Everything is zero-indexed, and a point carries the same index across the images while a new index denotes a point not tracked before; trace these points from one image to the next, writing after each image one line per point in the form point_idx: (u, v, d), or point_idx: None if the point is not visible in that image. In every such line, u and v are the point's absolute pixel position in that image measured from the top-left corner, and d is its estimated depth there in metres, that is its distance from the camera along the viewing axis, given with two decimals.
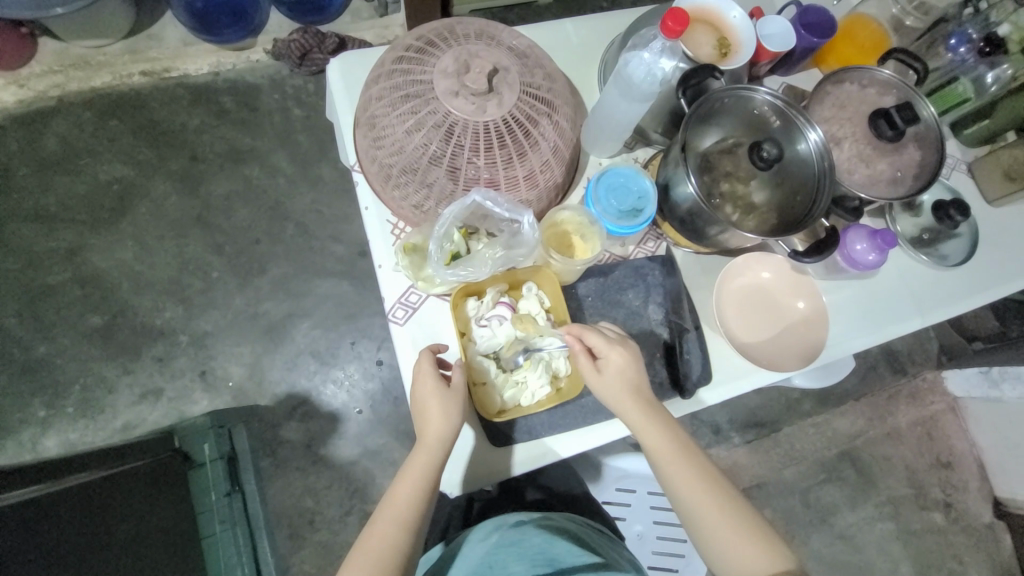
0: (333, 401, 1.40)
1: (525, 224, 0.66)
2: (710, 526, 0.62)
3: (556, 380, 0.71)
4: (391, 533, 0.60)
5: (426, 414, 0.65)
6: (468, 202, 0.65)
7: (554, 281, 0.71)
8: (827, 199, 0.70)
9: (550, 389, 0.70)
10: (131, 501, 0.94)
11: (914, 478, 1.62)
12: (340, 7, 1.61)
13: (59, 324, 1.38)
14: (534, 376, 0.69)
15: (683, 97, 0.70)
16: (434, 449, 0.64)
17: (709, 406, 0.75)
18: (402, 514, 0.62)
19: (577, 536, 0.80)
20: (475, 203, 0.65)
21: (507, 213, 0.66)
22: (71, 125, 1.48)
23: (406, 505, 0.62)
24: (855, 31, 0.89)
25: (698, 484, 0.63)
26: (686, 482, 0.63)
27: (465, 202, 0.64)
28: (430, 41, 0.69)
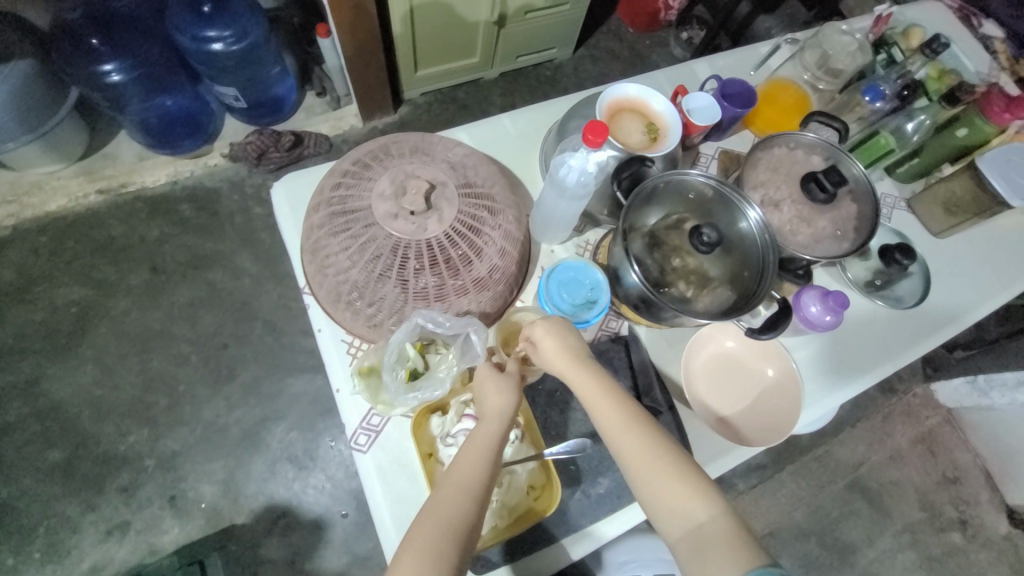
0: (315, 506, 1.32)
1: (470, 335, 0.65)
2: (642, 476, 0.56)
3: (531, 493, 0.67)
4: (456, 502, 0.51)
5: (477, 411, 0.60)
6: (411, 325, 0.64)
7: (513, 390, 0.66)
8: (774, 272, 0.70)
9: (527, 501, 0.67)
10: None
11: (925, 499, 1.58)
12: (293, 106, 1.66)
13: (18, 464, 1.29)
14: (509, 489, 0.66)
15: (619, 189, 0.72)
16: (496, 421, 0.58)
17: None
18: (468, 484, 0.52)
19: None
20: (420, 324, 0.65)
21: (451, 328, 0.65)
22: (26, 252, 1.46)
23: (470, 474, 0.53)
24: (775, 95, 0.94)
25: (626, 427, 0.58)
26: (612, 427, 0.58)
27: (408, 327, 0.64)
28: (366, 163, 0.70)
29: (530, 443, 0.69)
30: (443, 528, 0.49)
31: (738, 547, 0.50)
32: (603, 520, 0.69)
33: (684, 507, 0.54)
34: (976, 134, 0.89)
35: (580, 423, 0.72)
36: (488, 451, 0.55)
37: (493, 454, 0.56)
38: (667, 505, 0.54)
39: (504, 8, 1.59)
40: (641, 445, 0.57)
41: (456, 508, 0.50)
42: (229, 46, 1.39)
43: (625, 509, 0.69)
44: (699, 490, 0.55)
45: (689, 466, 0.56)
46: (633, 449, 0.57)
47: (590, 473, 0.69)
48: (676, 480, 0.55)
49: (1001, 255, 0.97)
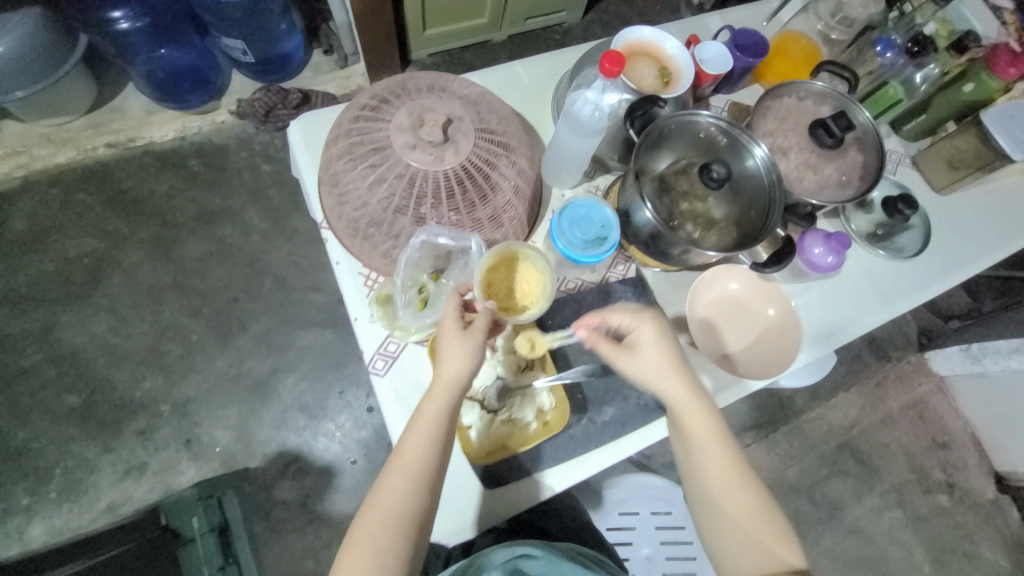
0: (326, 453, 1.37)
1: (473, 248, 0.67)
2: (721, 511, 0.65)
3: (542, 414, 0.71)
4: (403, 492, 0.59)
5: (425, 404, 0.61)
6: (416, 246, 0.66)
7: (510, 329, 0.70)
8: (780, 209, 0.73)
9: (537, 424, 0.70)
10: None
11: (914, 462, 1.63)
12: (301, 63, 1.65)
13: (40, 406, 1.34)
14: (520, 412, 0.70)
15: (632, 128, 0.74)
16: (444, 401, 0.60)
17: None
18: (414, 474, 0.59)
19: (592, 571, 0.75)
20: (427, 245, 0.66)
21: (457, 244, 0.67)
22: (37, 204, 1.47)
23: (418, 460, 0.59)
24: (784, 48, 0.95)
25: (718, 469, 0.65)
26: (711, 459, 0.65)
27: (414, 248, 0.65)
28: (384, 98, 0.71)
29: (541, 371, 0.72)
30: (387, 517, 0.58)
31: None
32: (607, 445, 0.72)
33: (753, 541, 0.63)
34: (982, 89, 0.91)
35: (587, 357, 0.76)
36: (435, 435, 0.60)
37: (441, 437, 0.60)
38: (738, 539, 0.63)
39: None
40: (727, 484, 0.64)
41: (403, 493, 0.58)
42: None
43: (628, 434, 0.73)
44: (772, 531, 0.63)
45: (766, 509, 0.64)
46: (721, 489, 0.64)
47: (596, 401, 0.73)
48: (753, 521, 0.63)
49: (1001, 212, 0.99)
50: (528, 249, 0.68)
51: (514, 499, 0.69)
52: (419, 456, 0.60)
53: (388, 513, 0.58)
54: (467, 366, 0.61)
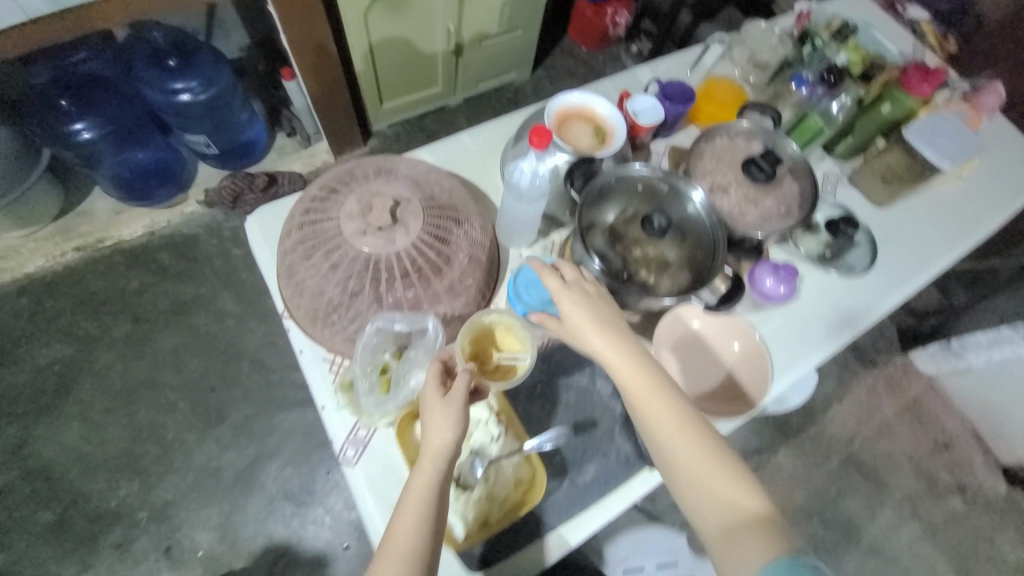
0: (316, 541, 1.30)
1: (429, 328, 0.68)
2: (690, 473, 0.59)
3: (520, 483, 0.68)
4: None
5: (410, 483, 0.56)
6: (373, 332, 0.67)
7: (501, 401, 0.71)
8: (725, 247, 0.75)
9: (516, 494, 0.67)
10: None
11: (919, 467, 1.61)
12: (265, 147, 1.70)
13: (8, 531, 1.26)
14: (497, 485, 0.67)
15: (573, 187, 0.77)
16: (434, 471, 0.56)
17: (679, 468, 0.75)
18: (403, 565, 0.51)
19: None
20: (380, 329, 0.67)
21: (409, 326, 0.68)
22: (4, 316, 1.45)
23: (410, 543, 0.52)
24: (711, 91, 1.01)
25: (671, 420, 0.60)
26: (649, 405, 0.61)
27: (369, 334, 0.67)
28: (334, 188, 0.73)
29: (515, 438, 0.70)
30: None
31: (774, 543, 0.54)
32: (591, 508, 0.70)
33: (724, 500, 0.57)
34: (900, 108, 0.96)
35: (562, 415, 0.75)
36: (427, 511, 0.54)
37: (433, 512, 0.55)
38: (708, 498, 0.57)
39: (460, 38, 1.67)
40: (683, 439, 0.59)
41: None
42: (197, 95, 1.44)
43: (612, 493, 0.71)
44: (739, 483, 0.58)
45: (728, 460, 0.59)
46: (681, 446, 0.59)
47: (575, 462, 0.72)
48: (722, 477, 0.58)
49: (943, 217, 1.03)
50: (510, 318, 0.70)
51: None
52: (408, 540, 0.53)
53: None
54: (454, 432, 0.58)
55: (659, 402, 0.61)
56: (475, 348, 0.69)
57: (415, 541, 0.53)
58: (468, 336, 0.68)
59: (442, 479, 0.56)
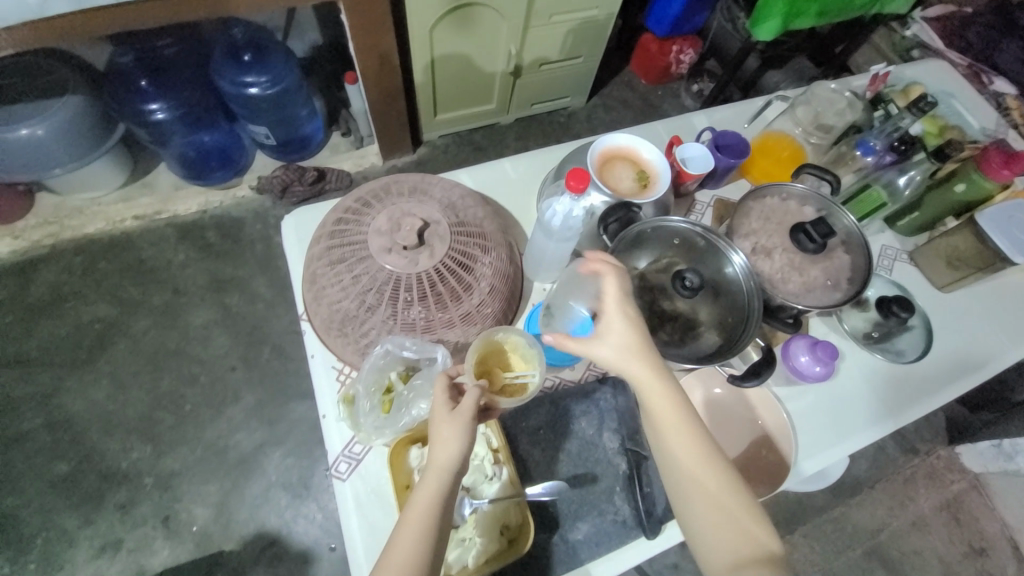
0: (304, 536, 1.30)
1: (437, 358, 0.66)
2: (693, 491, 0.58)
3: (507, 531, 0.65)
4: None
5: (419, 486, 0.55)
6: (381, 354, 0.66)
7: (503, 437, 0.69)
8: (759, 317, 0.71)
9: (500, 543, 0.64)
10: None
11: (953, 574, 1.46)
12: (319, 144, 1.77)
13: (28, 474, 1.33)
14: (481, 529, 0.64)
15: (606, 232, 0.75)
16: (441, 481, 0.54)
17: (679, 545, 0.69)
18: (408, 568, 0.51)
19: None
20: (388, 351, 0.66)
21: (417, 352, 0.66)
22: (60, 271, 1.56)
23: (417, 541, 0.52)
24: (768, 146, 0.97)
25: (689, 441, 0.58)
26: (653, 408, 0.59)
27: (377, 354, 0.66)
28: (368, 201, 0.74)
29: (508, 482, 0.67)
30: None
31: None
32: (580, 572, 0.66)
33: (733, 529, 0.56)
34: (975, 190, 0.89)
35: (562, 464, 0.72)
36: (433, 518, 0.53)
37: (440, 518, 0.54)
38: (714, 525, 0.56)
39: (520, 61, 1.69)
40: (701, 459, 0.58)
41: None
42: (264, 90, 1.52)
43: (603, 557, 0.67)
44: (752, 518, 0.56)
45: (739, 496, 0.57)
46: (697, 470, 0.58)
47: (569, 517, 0.68)
48: (737, 504, 0.57)
49: (1012, 312, 0.94)
50: (516, 337, 0.67)
51: None
52: (413, 540, 0.52)
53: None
54: (465, 447, 0.55)
55: (678, 423, 0.59)
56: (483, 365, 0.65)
57: (420, 544, 0.52)
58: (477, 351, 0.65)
59: (449, 492, 0.54)
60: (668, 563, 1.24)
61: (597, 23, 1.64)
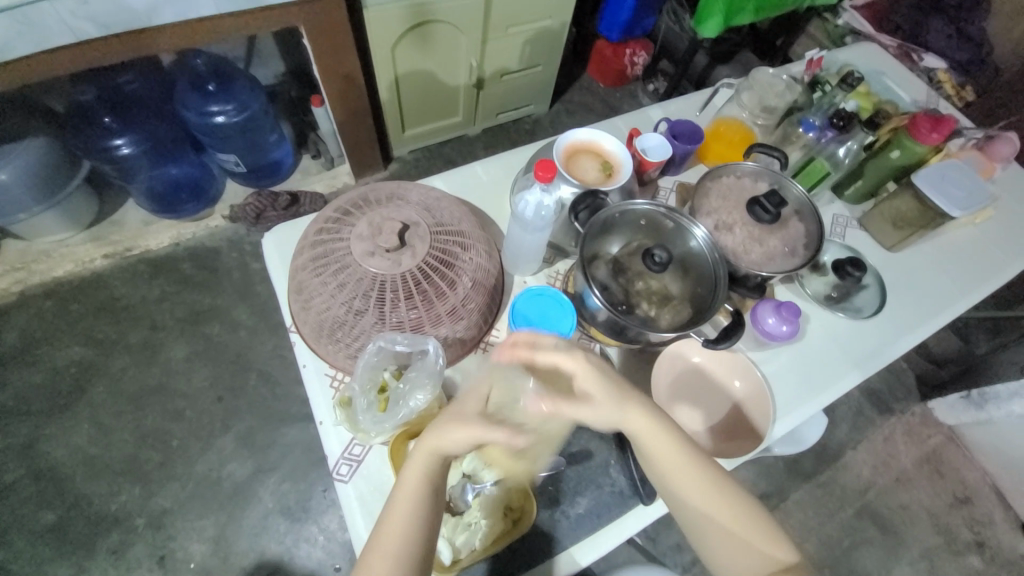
0: (308, 560, 1.28)
1: (430, 350, 0.68)
2: (705, 512, 0.60)
3: (510, 511, 0.68)
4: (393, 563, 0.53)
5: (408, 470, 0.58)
6: (376, 350, 0.68)
7: None
8: (726, 285, 0.76)
9: (505, 524, 0.66)
10: None
11: (938, 523, 1.52)
12: (290, 168, 1.78)
13: (9, 529, 1.28)
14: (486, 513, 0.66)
15: (578, 219, 0.78)
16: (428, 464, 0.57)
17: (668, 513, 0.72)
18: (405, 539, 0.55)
19: None
20: (381, 348, 0.68)
21: (410, 345, 0.68)
22: (31, 317, 1.52)
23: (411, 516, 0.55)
24: (720, 130, 1.04)
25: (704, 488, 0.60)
26: (651, 439, 0.61)
27: (372, 350, 0.68)
28: (347, 210, 0.76)
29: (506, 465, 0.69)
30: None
31: None
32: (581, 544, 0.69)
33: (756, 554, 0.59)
34: (909, 155, 0.98)
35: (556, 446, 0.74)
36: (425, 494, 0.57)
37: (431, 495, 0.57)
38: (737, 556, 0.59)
39: (481, 72, 1.74)
40: (718, 503, 0.60)
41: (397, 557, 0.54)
42: (231, 118, 1.53)
43: (604, 527, 0.70)
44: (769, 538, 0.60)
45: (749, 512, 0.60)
46: (717, 514, 0.60)
47: (568, 493, 0.71)
48: (756, 532, 0.60)
49: (956, 263, 1.02)
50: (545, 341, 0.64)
51: None
52: (408, 513, 0.56)
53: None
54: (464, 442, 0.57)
55: (691, 475, 0.61)
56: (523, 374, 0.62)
57: (414, 518, 0.55)
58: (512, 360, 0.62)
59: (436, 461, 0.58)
60: (672, 543, 1.27)
61: (551, 32, 1.72)
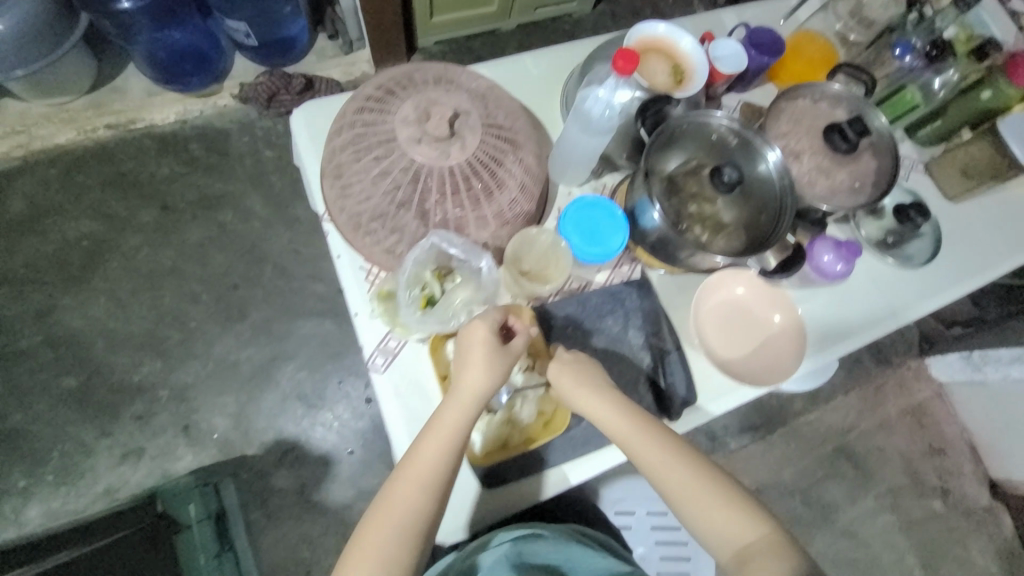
0: (323, 442, 1.37)
1: (483, 267, 0.67)
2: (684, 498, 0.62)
3: (543, 414, 0.72)
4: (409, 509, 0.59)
5: (437, 423, 0.62)
6: (427, 247, 0.65)
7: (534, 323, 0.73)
8: (791, 214, 0.71)
9: (537, 423, 0.72)
10: None
11: (910, 466, 1.64)
12: (305, 48, 1.62)
13: (35, 389, 1.33)
14: (520, 411, 0.71)
15: (643, 126, 0.72)
16: (463, 413, 0.62)
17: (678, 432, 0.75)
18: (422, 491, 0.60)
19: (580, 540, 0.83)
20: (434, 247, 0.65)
21: (462, 253, 0.66)
22: (36, 185, 1.45)
23: (412, 506, 0.59)
24: (800, 46, 0.93)
25: (682, 480, 0.62)
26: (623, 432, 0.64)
27: (424, 247, 0.65)
28: (390, 89, 0.69)
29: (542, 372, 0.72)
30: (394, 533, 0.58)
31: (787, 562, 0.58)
32: (572, 461, 0.72)
33: (733, 528, 0.61)
34: (998, 98, 0.89)
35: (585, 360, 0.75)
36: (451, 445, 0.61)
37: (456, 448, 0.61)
38: (726, 540, 0.61)
39: None
40: (701, 494, 0.62)
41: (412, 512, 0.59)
42: None
43: None
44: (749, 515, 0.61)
45: (734, 492, 0.63)
46: (698, 502, 0.62)
47: None
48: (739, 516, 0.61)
49: (1012, 223, 0.97)
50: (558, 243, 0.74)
51: (497, 504, 0.70)
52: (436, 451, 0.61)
53: (393, 526, 0.58)
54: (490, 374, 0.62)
55: (668, 464, 0.63)
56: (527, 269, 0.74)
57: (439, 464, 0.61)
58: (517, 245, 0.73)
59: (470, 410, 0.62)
60: None
61: None
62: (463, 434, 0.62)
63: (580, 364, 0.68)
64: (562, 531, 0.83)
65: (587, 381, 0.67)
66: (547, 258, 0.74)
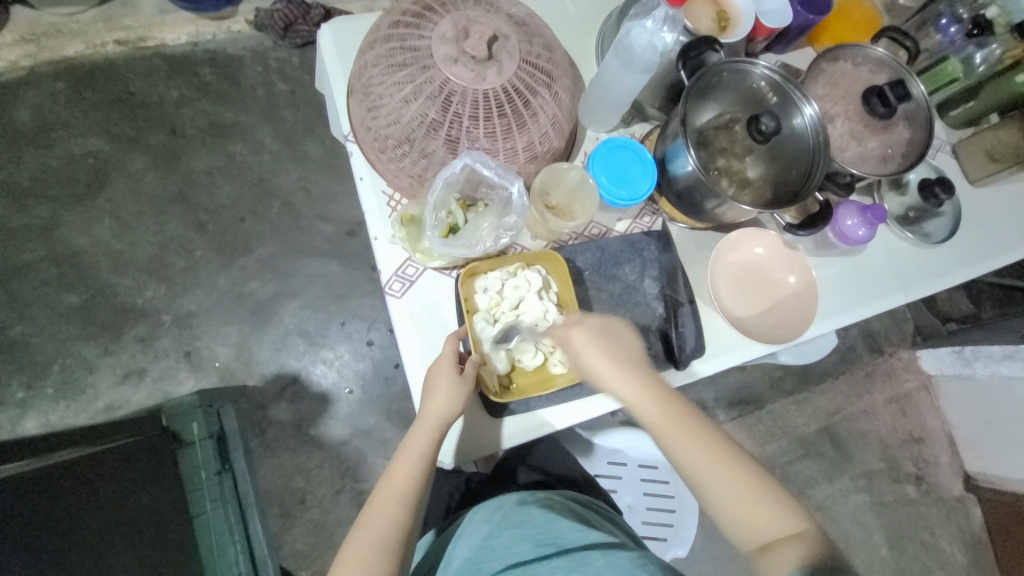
0: (323, 380, 1.38)
1: (514, 191, 0.66)
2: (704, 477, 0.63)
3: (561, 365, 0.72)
4: (412, 472, 0.65)
5: (432, 393, 0.66)
6: (458, 168, 0.65)
7: (561, 266, 0.73)
8: (824, 170, 0.71)
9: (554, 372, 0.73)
10: (98, 491, 0.86)
11: (888, 453, 1.67)
12: None
13: (34, 304, 1.32)
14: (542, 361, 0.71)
15: (684, 69, 0.70)
16: (433, 430, 0.66)
17: (684, 382, 0.76)
18: (423, 454, 0.66)
19: (579, 516, 0.75)
20: (466, 167, 0.65)
21: (497, 178, 0.66)
22: (40, 96, 1.40)
23: (388, 522, 0.62)
24: (847, 7, 0.90)
25: (704, 456, 0.63)
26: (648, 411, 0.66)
27: (455, 169, 0.65)
28: (428, 6, 0.67)
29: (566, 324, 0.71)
30: (399, 494, 0.64)
31: (807, 540, 0.59)
32: (539, 409, 0.73)
33: (754, 514, 0.61)
34: None
35: (599, 304, 0.76)
36: (423, 461, 0.65)
37: (427, 466, 0.66)
38: (746, 518, 0.61)
39: None
40: (713, 469, 0.63)
41: (388, 521, 0.63)
42: None
43: None
44: (771, 498, 0.62)
45: (756, 472, 0.63)
46: (726, 489, 0.62)
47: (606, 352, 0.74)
48: (757, 500, 0.61)
49: None
50: (584, 180, 0.73)
51: (499, 436, 0.72)
52: (409, 466, 0.66)
53: (376, 536, 0.61)
54: (454, 401, 0.66)
55: (693, 440, 0.64)
56: (556, 204, 0.74)
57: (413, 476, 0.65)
58: (543, 180, 0.74)
59: (440, 434, 0.66)
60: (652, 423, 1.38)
61: None
62: (458, 401, 0.66)
63: (614, 340, 0.68)
64: (555, 504, 0.75)
65: (615, 352, 0.67)
66: (574, 194, 0.74)
